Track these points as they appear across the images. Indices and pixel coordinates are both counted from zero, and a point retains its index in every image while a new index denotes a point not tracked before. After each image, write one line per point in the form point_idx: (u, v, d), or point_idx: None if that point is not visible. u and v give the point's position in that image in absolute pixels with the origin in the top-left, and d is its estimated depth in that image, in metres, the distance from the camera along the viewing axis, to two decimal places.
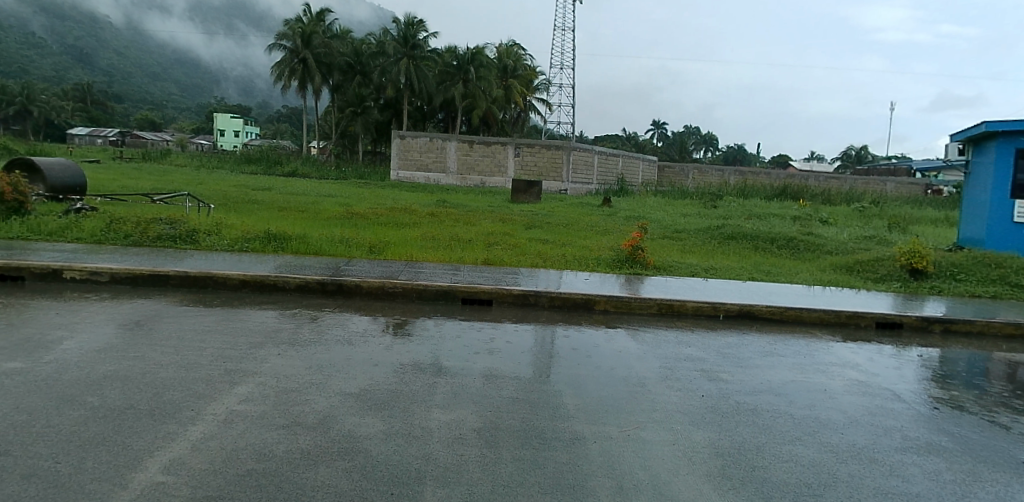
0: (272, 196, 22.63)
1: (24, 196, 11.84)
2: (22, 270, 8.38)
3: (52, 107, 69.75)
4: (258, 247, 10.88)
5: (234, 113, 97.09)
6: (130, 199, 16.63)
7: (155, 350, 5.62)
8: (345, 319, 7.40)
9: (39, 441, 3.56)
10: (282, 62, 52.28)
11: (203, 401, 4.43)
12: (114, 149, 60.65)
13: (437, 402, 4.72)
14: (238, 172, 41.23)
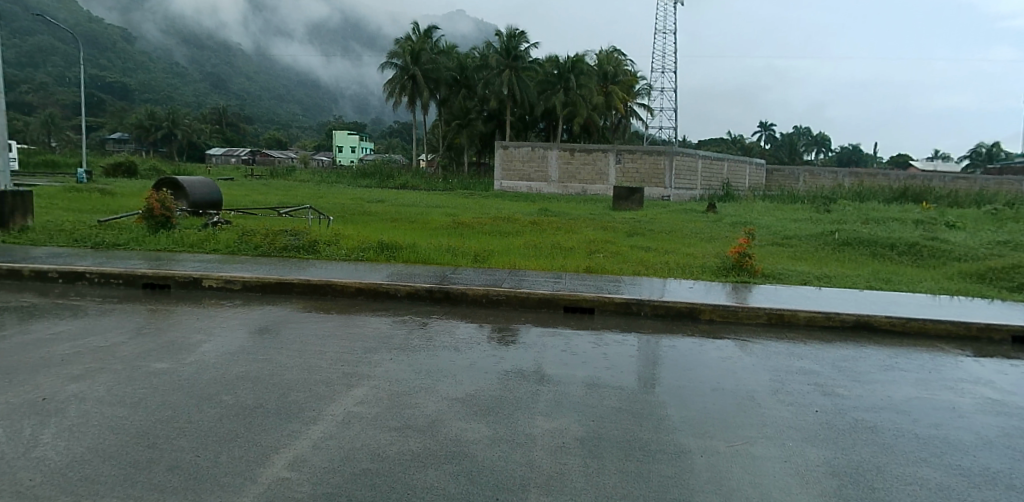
0: (385, 208, 23.61)
1: (171, 210, 12.92)
2: (168, 278, 9.17)
3: (194, 130, 75.99)
4: (372, 256, 11.39)
5: (347, 128, 101.85)
6: (258, 213, 17.83)
7: (281, 353, 6.02)
8: (453, 325, 7.63)
9: (182, 435, 3.91)
10: (393, 79, 54.21)
11: (322, 402, 4.71)
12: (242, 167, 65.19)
13: (541, 410, 4.78)
14: (352, 185, 43.23)
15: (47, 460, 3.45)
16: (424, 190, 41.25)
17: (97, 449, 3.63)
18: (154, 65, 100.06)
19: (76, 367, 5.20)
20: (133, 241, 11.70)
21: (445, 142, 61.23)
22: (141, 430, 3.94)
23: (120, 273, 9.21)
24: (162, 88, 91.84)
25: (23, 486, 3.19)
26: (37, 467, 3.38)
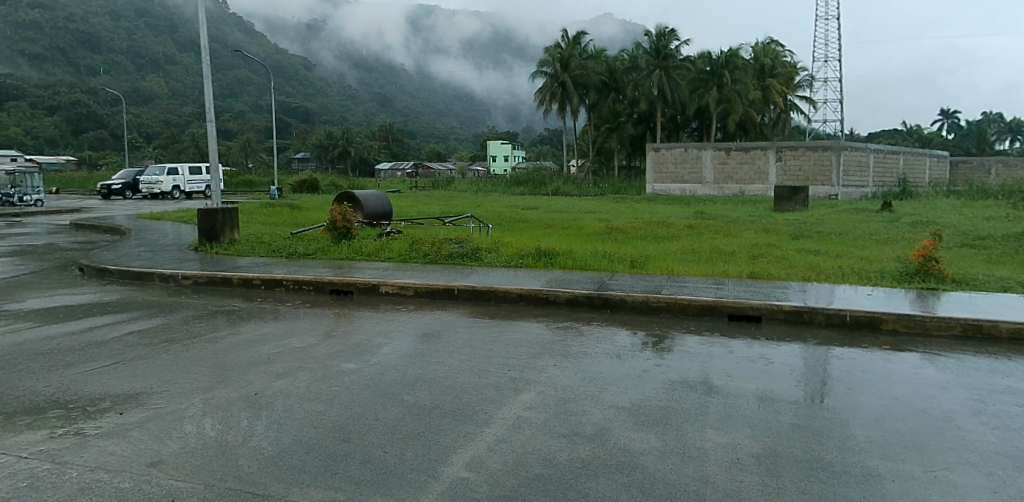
0: (539, 215, 24.04)
1: (350, 222, 14.01)
2: (350, 285, 9.94)
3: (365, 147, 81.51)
4: (531, 263, 11.66)
5: (501, 138, 104.84)
6: (425, 223, 18.86)
7: (452, 356, 6.34)
8: (614, 332, 7.64)
9: (371, 432, 4.24)
10: (544, 87, 55.06)
11: (493, 405, 4.90)
12: (406, 179, 69.09)
13: (710, 423, 4.66)
14: (508, 194, 44.45)
15: (262, 450, 3.87)
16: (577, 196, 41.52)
17: (302, 442, 4.02)
18: (329, 88, 108.77)
19: (279, 365, 5.79)
20: (320, 251, 12.81)
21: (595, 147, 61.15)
22: (336, 426, 4.30)
23: (310, 280, 10.12)
24: (336, 109, 99.66)
25: (242, 471, 3.59)
26: (255, 455, 3.80)
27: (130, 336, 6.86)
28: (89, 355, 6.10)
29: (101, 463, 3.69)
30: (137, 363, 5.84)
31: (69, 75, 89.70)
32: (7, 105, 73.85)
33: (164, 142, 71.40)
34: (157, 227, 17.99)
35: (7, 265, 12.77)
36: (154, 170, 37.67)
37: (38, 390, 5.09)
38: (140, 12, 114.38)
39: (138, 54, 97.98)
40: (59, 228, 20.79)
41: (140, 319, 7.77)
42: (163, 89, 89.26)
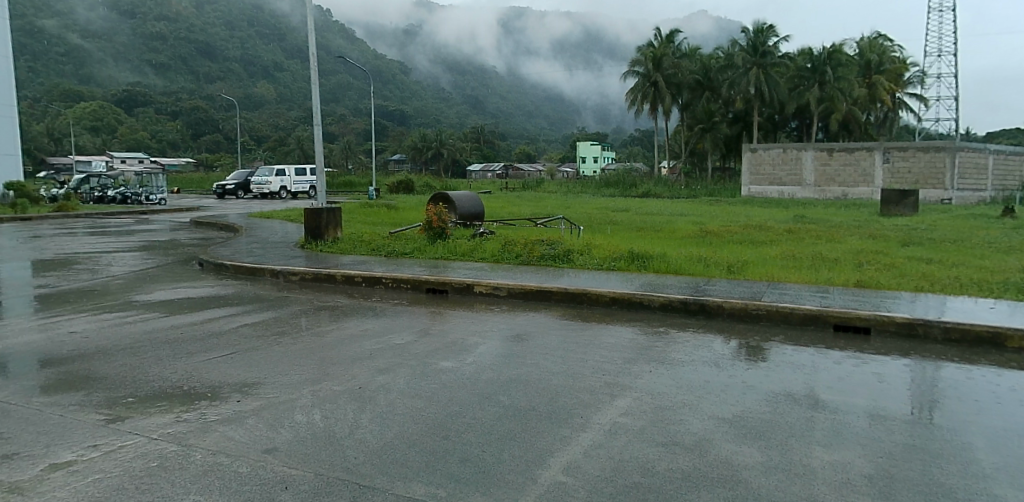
0: (629, 217, 23.71)
1: (445, 222, 14.30)
2: (445, 284, 10.15)
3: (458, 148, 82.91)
4: (624, 266, 11.52)
5: (592, 139, 104.26)
6: (517, 224, 19.01)
7: (546, 358, 6.35)
8: (710, 339, 7.44)
9: (469, 431, 4.31)
10: (636, 87, 54.34)
11: (590, 410, 4.88)
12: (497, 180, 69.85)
13: (817, 439, 4.47)
14: (597, 195, 44.15)
15: (366, 443, 4.01)
16: (669, 198, 40.71)
17: (403, 437, 4.14)
18: (424, 92, 112.10)
19: (381, 361, 5.99)
20: (416, 250, 13.15)
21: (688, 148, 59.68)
22: (437, 423, 4.41)
23: (408, 278, 10.41)
24: (431, 112, 102.04)
25: (349, 462, 3.74)
26: (360, 448, 3.95)
27: (244, 329, 7.27)
28: (208, 345, 6.52)
29: (221, 447, 3.94)
30: (252, 353, 6.19)
31: (190, 83, 96.12)
32: (137, 112, 82.33)
33: (273, 145, 75.33)
34: (267, 225, 19.01)
35: (136, 259, 13.83)
36: (263, 172, 39.81)
37: (165, 376, 5.48)
38: (252, 22, 121.09)
39: (250, 62, 103.79)
40: (180, 226, 22.33)
41: (253, 312, 8.23)
42: (273, 95, 94.18)
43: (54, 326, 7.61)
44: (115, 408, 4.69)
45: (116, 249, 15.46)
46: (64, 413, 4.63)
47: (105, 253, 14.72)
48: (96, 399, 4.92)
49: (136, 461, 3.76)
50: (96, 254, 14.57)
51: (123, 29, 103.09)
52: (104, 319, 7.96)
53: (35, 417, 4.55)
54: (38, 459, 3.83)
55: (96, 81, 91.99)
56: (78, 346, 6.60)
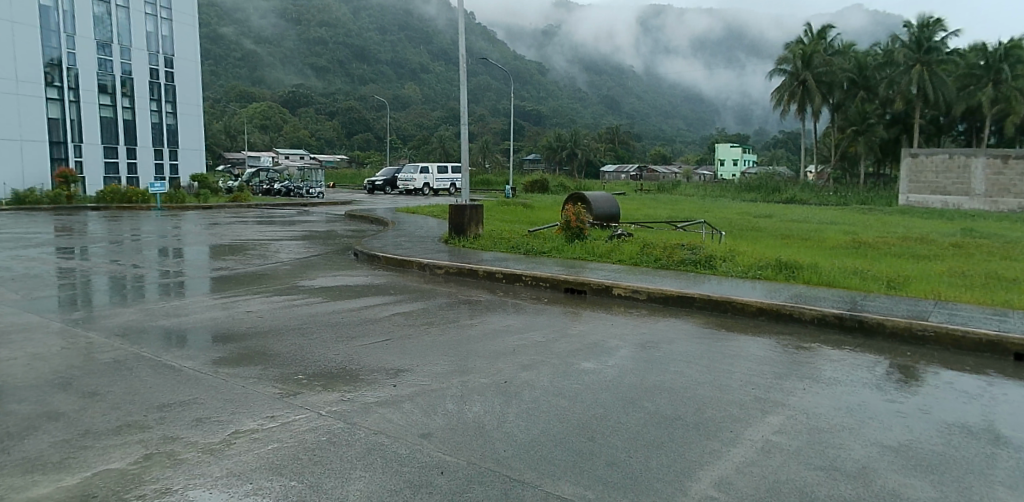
0: (773, 223, 22.41)
1: (583, 223, 14.26)
2: (584, 285, 10.11)
3: (592, 149, 82.38)
4: (770, 275, 10.95)
5: (731, 141, 100.18)
6: (655, 227, 18.60)
7: (689, 367, 6.16)
8: (868, 359, 6.88)
9: (614, 434, 4.26)
10: (782, 86, 51.72)
11: (739, 424, 4.67)
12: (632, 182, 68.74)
13: (1002, 479, 4.00)
14: (736, 200, 42.36)
15: (514, 437, 4.08)
16: (815, 205, 38.27)
17: (550, 434, 4.16)
18: (560, 93, 113.30)
19: (526, 358, 6.06)
20: (554, 250, 13.21)
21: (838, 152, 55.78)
22: (584, 423, 4.41)
23: (547, 277, 10.48)
24: (567, 112, 102.29)
25: (498, 455, 3.82)
26: (509, 441, 4.01)
27: (396, 317, 7.63)
28: (365, 331, 6.90)
29: (380, 428, 4.17)
30: (404, 342, 6.48)
31: (346, 85, 102.31)
32: (300, 111, 89.29)
33: (418, 143, 78.44)
34: (413, 220, 19.82)
35: (299, 247, 14.90)
36: (409, 169, 41.60)
37: (328, 357, 5.87)
38: (402, 26, 126.87)
39: (400, 64, 108.83)
40: (334, 218, 23.78)
41: (404, 302, 8.62)
42: (420, 95, 98.17)
43: (233, 305, 8.38)
44: (287, 384, 5.08)
45: (281, 238, 16.77)
46: (244, 384, 5.11)
47: (272, 241, 15.98)
48: (270, 374, 5.38)
49: (306, 433, 4.08)
50: (265, 241, 15.84)
51: (289, 36, 111.47)
52: (274, 300, 8.66)
53: (221, 387, 5.05)
54: (225, 424, 4.27)
55: (266, 84, 100.15)
56: (254, 324, 7.23)
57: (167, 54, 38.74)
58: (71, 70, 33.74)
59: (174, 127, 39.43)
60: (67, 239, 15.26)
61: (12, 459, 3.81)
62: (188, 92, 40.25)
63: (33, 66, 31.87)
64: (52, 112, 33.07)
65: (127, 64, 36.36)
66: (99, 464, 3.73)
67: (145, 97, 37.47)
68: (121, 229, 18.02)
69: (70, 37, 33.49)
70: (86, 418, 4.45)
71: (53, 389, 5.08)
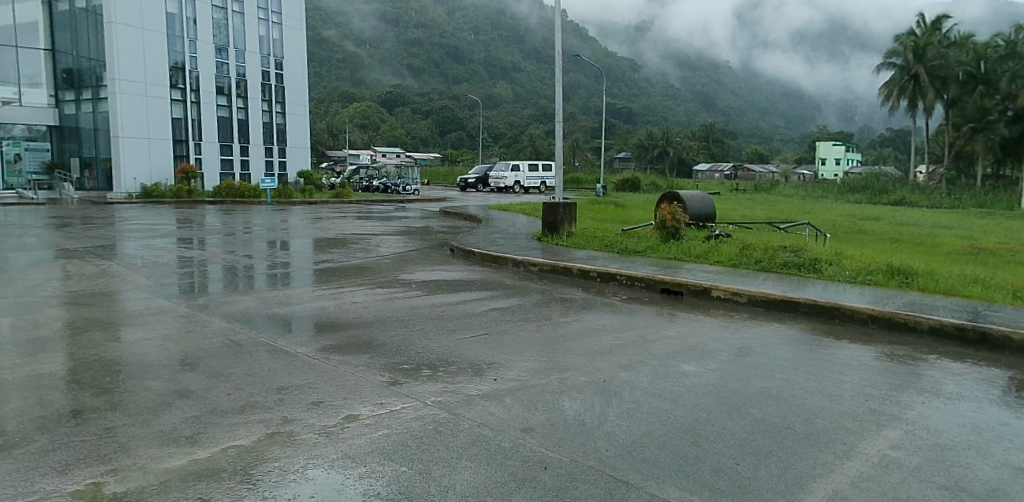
0: (881, 226, 21.18)
1: (679, 222, 13.93)
2: (682, 286, 9.87)
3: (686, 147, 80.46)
4: (881, 281, 10.33)
5: (833, 139, 95.27)
6: (754, 228, 17.95)
7: (796, 374, 5.90)
8: (994, 375, 6.35)
9: (720, 440, 4.13)
10: (891, 81, 48.89)
11: (852, 436, 4.44)
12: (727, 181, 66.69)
13: None
14: (838, 201, 40.35)
15: (616, 436, 4.04)
16: (926, 208, 35.90)
17: (653, 434, 4.12)
18: (652, 90, 111.23)
19: (623, 357, 5.99)
20: (649, 249, 12.97)
21: (953, 151, 52.03)
22: (688, 425, 4.33)
23: (642, 277, 10.30)
24: (659, 110, 100.34)
25: (601, 453, 3.80)
26: (612, 440, 3.99)
27: (493, 313, 7.72)
28: (463, 325, 7.03)
29: (484, 420, 4.28)
30: (501, 336, 6.56)
31: (440, 84, 104.32)
32: (397, 110, 91.96)
33: (509, 141, 78.65)
34: (505, 217, 19.98)
35: (397, 242, 15.33)
36: (500, 167, 41.98)
37: (431, 349, 6.02)
38: (495, 25, 128.10)
39: (492, 63, 109.91)
40: (429, 214, 24.32)
41: (501, 298, 8.70)
42: (512, 94, 98.87)
43: (338, 296, 8.74)
44: (395, 374, 5.26)
45: (380, 232, 17.32)
46: (354, 371, 5.35)
47: (372, 235, 16.52)
48: (377, 362, 5.60)
49: (413, 422, 4.25)
50: (365, 236, 16.40)
51: (388, 37, 114.88)
52: (378, 292, 8.96)
53: (333, 373, 5.30)
54: (338, 409, 4.51)
55: (366, 84, 103.65)
56: (358, 314, 7.51)
57: (277, 57, 40.78)
58: (193, 72, 35.93)
59: (283, 126, 41.47)
60: (187, 231, 16.32)
61: (152, 432, 4.19)
62: (296, 93, 42.23)
63: (160, 69, 34.13)
64: (176, 112, 35.21)
65: (242, 66, 38.51)
66: (227, 441, 4.05)
67: (257, 98, 39.58)
68: (234, 222, 19.12)
69: (192, 41, 35.73)
70: (214, 396, 4.80)
71: (183, 368, 5.49)
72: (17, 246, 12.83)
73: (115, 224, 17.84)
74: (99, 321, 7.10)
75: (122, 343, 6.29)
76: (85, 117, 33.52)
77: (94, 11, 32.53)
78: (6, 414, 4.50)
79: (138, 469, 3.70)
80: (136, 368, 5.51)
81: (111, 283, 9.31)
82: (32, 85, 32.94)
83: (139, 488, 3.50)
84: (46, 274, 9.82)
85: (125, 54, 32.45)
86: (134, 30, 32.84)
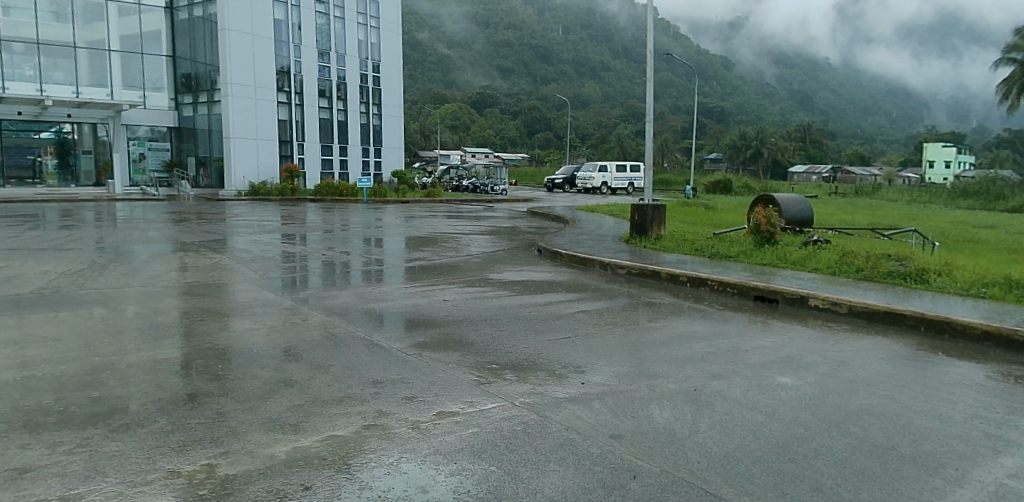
0: (998, 235, 19.72)
1: (774, 227, 13.46)
2: (777, 294, 9.53)
3: (780, 148, 77.08)
4: (997, 294, 9.59)
5: (944, 140, 89.29)
6: (856, 234, 17.09)
7: (902, 392, 5.58)
8: None
9: (819, 458, 3.96)
10: (1010, 78, 45.36)
11: (966, 462, 4.16)
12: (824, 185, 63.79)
13: None
14: (948, 207, 37.82)
15: (708, 448, 3.96)
16: None
17: (746, 448, 4.00)
18: (746, 88, 108.07)
19: (715, 366, 5.85)
20: (742, 254, 12.60)
21: None
22: (783, 440, 4.18)
23: (735, 282, 10.02)
24: (753, 109, 97.00)
25: (692, 465, 3.73)
26: (703, 452, 3.91)
27: (581, 315, 7.71)
28: (552, 326, 7.05)
29: (573, 424, 4.29)
30: (588, 339, 6.54)
31: (529, 85, 104.65)
32: (487, 111, 93.16)
33: (596, 141, 77.84)
34: (593, 218, 19.85)
35: (486, 241, 15.54)
36: (587, 168, 41.71)
37: (520, 349, 6.09)
38: (585, 25, 127.40)
39: (581, 63, 109.40)
40: (516, 214, 24.48)
41: (589, 300, 8.68)
42: (602, 94, 98.04)
43: (429, 293, 8.95)
44: (485, 372, 5.37)
45: (469, 232, 17.60)
46: (445, 368, 5.48)
47: (462, 234, 16.80)
48: (468, 361, 5.71)
49: (502, 422, 4.31)
50: (455, 235, 16.70)
51: (479, 39, 116.42)
52: (467, 291, 9.13)
53: (426, 369, 5.45)
54: (429, 406, 4.62)
55: (457, 85, 105.50)
56: (448, 312, 7.67)
57: (375, 60, 42.19)
58: (297, 75, 37.64)
59: (379, 127, 42.84)
60: (289, 228, 17.11)
61: (259, 418, 4.44)
62: (392, 95, 43.52)
63: (267, 73, 35.99)
64: (282, 114, 36.99)
65: (342, 69, 40.05)
66: (327, 430, 4.24)
67: (355, 100, 41.05)
68: (332, 219, 19.89)
69: (297, 46, 37.46)
70: (314, 387, 5.03)
71: (286, 358, 5.79)
72: (139, 239, 13.82)
73: (223, 220, 18.92)
74: (211, 310, 7.57)
75: (232, 332, 6.68)
76: (200, 119, 35.55)
77: (210, 19, 34.45)
78: (132, 395, 4.88)
79: (246, 453, 3.94)
80: (244, 357, 5.84)
81: (222, 275, 9.90)
82: (154, 89, 35.45)
83: (246, 471, 3.72)
84: (165, 266, 10.55)
85: (237, 59, 34.40)
86: (245, 36, 34.78)
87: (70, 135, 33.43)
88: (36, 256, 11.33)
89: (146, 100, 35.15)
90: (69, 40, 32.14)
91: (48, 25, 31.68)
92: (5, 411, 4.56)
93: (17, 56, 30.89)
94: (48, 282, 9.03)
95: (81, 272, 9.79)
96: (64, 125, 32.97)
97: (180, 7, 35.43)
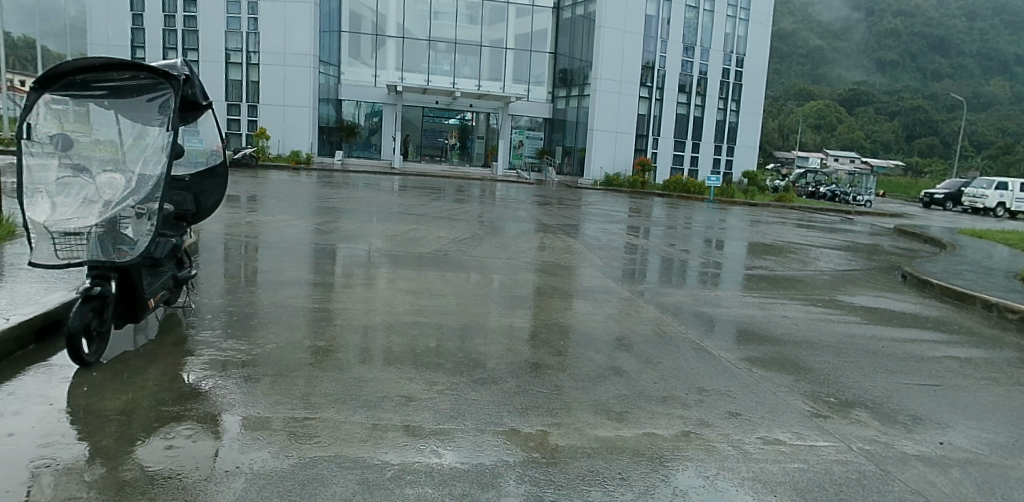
0: None
1: None
2: None
3: None
4: None
5: None
6: None
7: None
8: None
9: None
10: None
11: None
12: None
13: None
14: None
15: None
16: None
17: None
18: None
19: None
20: None
21: None
22: None
23: None
24: None
25: None
26: None
27: (949, 361, 6.59)
28: (908, 367, 6.23)
29: (918, 488, 3.83)
30: (955, 391, 5.62)
31: (915, 80, 91.58)
32: (859, 111, 84.66)
33: (997, 150, 64.91)
34: (980, 245, 16.76)
35: (841, 258, 14.19)
36: (980, 183, 35.09)
37: (865, 386, 5.56)
38: (998, 6, 106.62)
39: (988, 56, 91.87)
40: (881, 231, 21.72)
41: (962, 345, 7.36)
42: (1012, 93, 81.33)
43: (767, 306, 8.56)
44: (820, 403, 5.05)
45: (822, 245, 16.28)
46: (775, 391, 5.24)
47: (812, 247, 15.62)
48: (802, 387, 5.39)
49: (834, 465, 4.02)
50: (804, 246, 15.60)
51: (859, 27, 105.61)
52: (809, 310, 8.52)
53: (754, 387, 5.30)
54: (755, 427, 4.50)
55: (827, 80, 98.11)
56: (786, 330, 7.27)
57: (739, 54, 40.95)
58: (661, 71, 38.50)
59: (735, 125, 41.65)
60: (636, 220, 17.73)
61: (591, 400, 4.79)
62: (753, 91, 41.92)
63: (634, 69, 37.55)
64: (642, 108, 38.24)
65: (705, 64, 39.71)
66: (648, 427, 4.41)
67: (714, 95, 40.45)
68: (679, 216, 20.18)
69: (664, 41, 38.25)
70: (644, 382, 5.23)
71: (619, 347, 6.11)
72: (510, 217, 15.64)
73: (578, 206, 20.33)
74: (559, 290, 8.29)
75: (574, 313, 7.25)
76: (571, 111, 38.45)
77: (589, 17, 36.90)
78: (491, 354, 5.65)
79: (576, 428, 4.31)
80: (582, 338, 6.32)
81: (571, 258, 10.70)
82: (538, 83, 39.27)
83: (574, 446, 4.08)
84: (526, 243, 11.78)
85: (608, 55, 36.50)
86: (617, 32, 36.71)
87: (470, 121, 38.87)
88: (433, 222, 13.58)
89: (530, 93, 39.22)
90: (477, 40, 37.62)
91: (463, 26, 37.43)
92: (403, 347, 5.65)
93: (440, 53, 37.49)
94: (440, 245, 10.78)
95: (463, 240, 11.43)
96: (467, 113, 38.64)
97: (565, 7, 38.46)
